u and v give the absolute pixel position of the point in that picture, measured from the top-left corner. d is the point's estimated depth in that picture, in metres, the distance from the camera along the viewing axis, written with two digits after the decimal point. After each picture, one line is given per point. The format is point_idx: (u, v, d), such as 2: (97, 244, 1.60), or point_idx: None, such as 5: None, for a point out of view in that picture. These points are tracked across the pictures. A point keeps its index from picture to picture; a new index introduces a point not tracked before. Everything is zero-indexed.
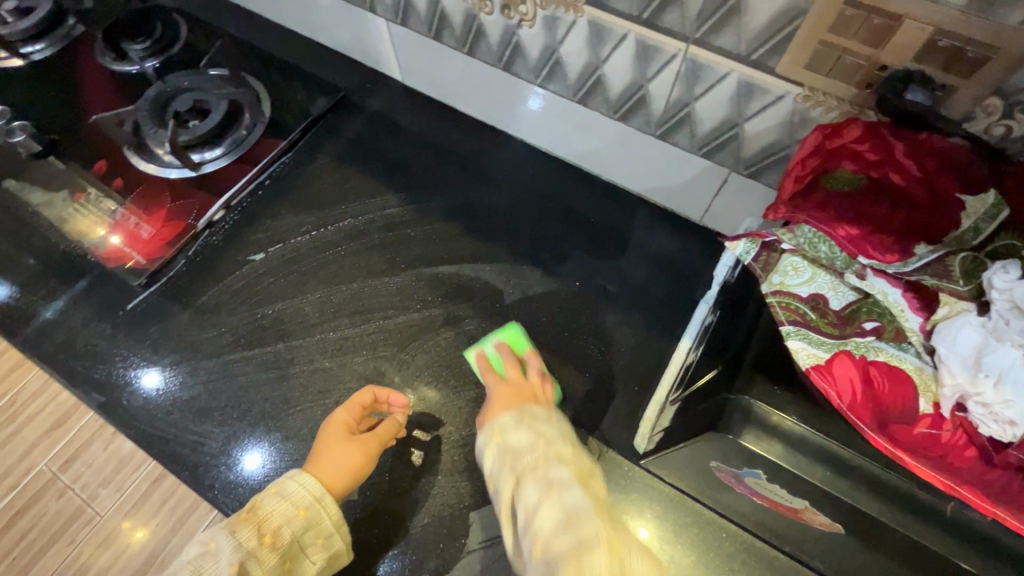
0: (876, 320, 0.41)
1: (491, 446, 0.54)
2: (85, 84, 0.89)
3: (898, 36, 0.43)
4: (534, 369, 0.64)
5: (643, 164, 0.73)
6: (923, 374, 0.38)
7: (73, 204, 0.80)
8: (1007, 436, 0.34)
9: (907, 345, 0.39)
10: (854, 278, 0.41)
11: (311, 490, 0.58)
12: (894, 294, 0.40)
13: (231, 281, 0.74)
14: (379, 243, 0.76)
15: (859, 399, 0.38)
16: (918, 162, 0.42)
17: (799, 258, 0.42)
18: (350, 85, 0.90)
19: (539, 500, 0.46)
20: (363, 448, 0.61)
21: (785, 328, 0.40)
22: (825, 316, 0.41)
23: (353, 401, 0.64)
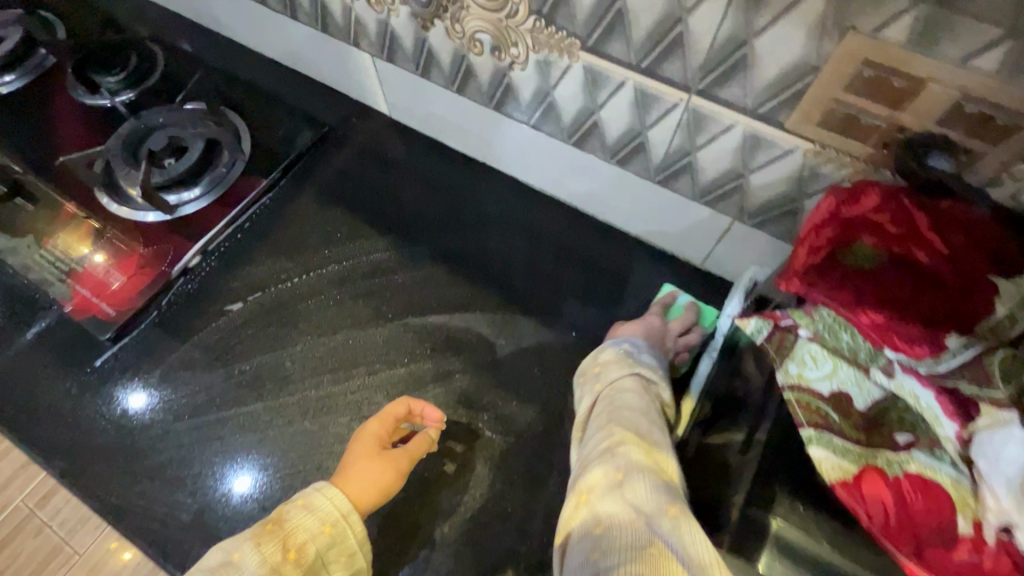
0: (909, 432, 0.37)
1: (619, 347, 0.61)
2: (55, 120, 0.85)
3: (920, 98, 0.40)
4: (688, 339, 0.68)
5: (641, 207, 0.70)
6: (961, 487, 0.33)
7: (38, 250, 0.75)
8: None
9: (941, 453, 0.35)
10: (880, 375, 0.37)
11: (339, 505, 0.56)
12: (926, 397, 0.35)
13: (208, 333, 0.70)
14: (365, 290, 0.73)
15: (897, 522, 0.34)
16: (946, 238, 0.39)
17: (818, 346, 0.39)
18: (334, 119, 0.86)
19: (633, 404, 0.54)
20: (392, 466, 0.59)
21: (806, 432, 0.38)
22: (850, 418, 0.38)
23: (387, 412, 0.62)
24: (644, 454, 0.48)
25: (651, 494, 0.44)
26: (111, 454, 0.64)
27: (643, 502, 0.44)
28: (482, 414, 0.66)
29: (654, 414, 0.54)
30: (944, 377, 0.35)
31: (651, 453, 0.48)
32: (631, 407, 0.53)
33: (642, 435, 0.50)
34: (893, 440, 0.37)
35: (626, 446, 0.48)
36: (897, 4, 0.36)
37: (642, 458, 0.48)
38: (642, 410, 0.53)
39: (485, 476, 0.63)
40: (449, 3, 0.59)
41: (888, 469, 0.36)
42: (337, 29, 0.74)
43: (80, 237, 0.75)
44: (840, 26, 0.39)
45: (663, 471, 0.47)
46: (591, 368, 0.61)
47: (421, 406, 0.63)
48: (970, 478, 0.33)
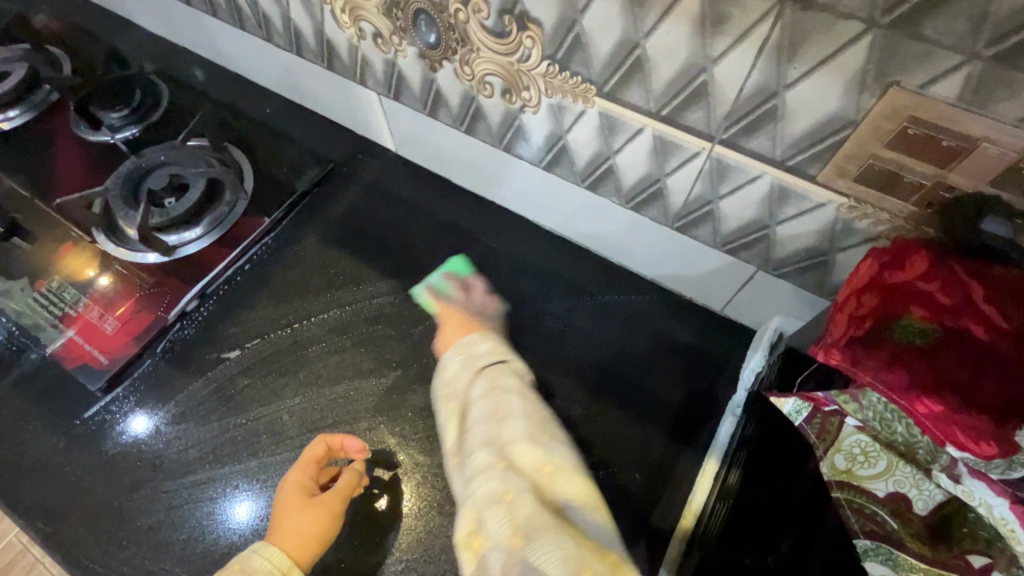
0: (986, 556, 0.36)
1: (456, 362, 0.58)
2: (57, 157, 0.83)
3: (974, 158, 0.37)
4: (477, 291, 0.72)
5: (658, 251, 0.66)
6: None
7: (32, 293, 0.73)
8: None
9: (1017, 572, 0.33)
10: (945, 478, 0.35)
11: (277, 564, 0.53)
12: (999, 507, 0.32)
13: (205, 383, 0.67)
14: (367, 336, 0.69)
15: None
16: (1008, 310, 0.34)
17: (869, 439, 0.40)
18: (340, 157, 0.84)
19: (480, 393, 0.53)
20: (325, 510, 0.56)
21: (861, 541, 0.42)
22: (909, 526, 0.40)
23: (304, 457, 0.59)
24: (496, 481, 0.44)
25: (497, 524, 0.41)
26: (94, 516, 0.60)
27: (493, 543, 0.41)
28: None
29: (505, 418, 0.50)
30: (1017, 485, 0.33)
31: (502, 473, 0.45)
32: (482, 423, 0.50)
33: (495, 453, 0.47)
34: (967, 559, 0.37)
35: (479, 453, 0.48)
36: (951, 59, 0.33)
37: (493, 479, 0.45)
38: (492, 412, 0.50)
39: None
40: (457, 44, 0.57)
41: None
42: (344, 68, 0.73)
43: (85, 262, 0.74)
44: (882, 81, 0.36)
45: (518, 495, 0.43)
46: (450, 395, 0.55)
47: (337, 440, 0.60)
48: None
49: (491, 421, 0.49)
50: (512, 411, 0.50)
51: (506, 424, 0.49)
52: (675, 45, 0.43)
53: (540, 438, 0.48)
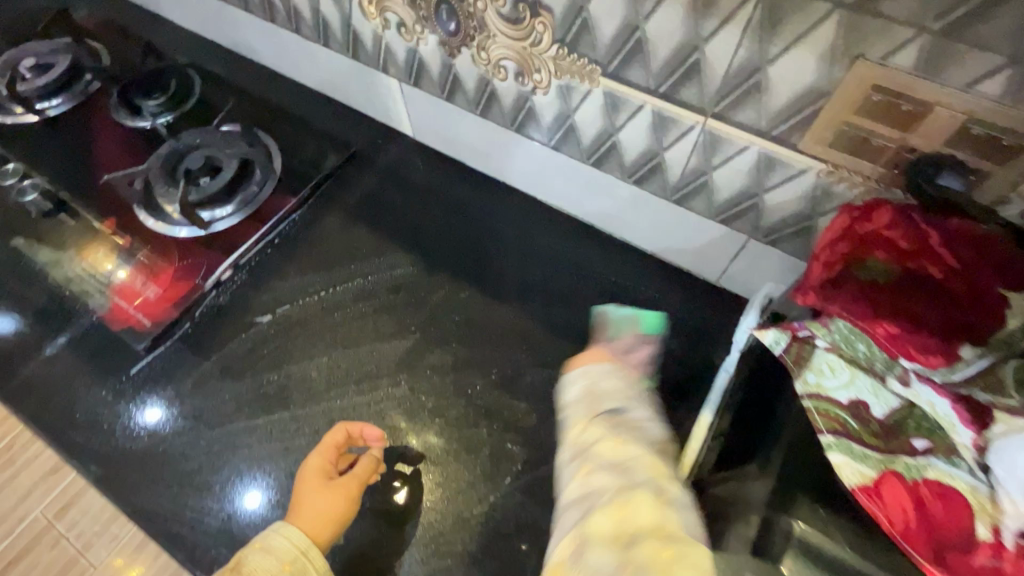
0: (926, 439, 0.35)
1: (581, 390, 0.56)
2: (98, 142, 0.89)
3: (929, 122, 0.42)
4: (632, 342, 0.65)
5: (658, 225, 0.72)
6: (978, 493, 0.33)
7: (79, 263, 0.78)
8: None
9: (958, 460, 0.34)
10: (897, 383, 0.37)
11: (297, 543, 0.57)
12: (942, 404, 0.35)
13: (239, 344, 0.73)
14: (389, 303, 0.75)
15: (917, 523, 0.33)
16: (957, 252, 0.40)
17: (835, 356, 0.39)
18: (361, 142, 0.90)
19: (597, 439, 0.50)
20: (343, 492, 0.61)
21: (823, 438, 0.37)
22: (868, 427, 0.37)
23: (326, 442, 0.63)
24: (610, 457, 0.48)
25: (606, 492, 0.45)
26: (142, 459, 0.66)
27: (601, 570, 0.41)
28: (501, 425, 0.67)
29: (628, 472, 0.46)
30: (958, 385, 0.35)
31: (616, 513, 0.43)
32: (599, 474, 0.47)
33: (612, 505, 0.44)
34: (912, 444, 0.35)
35: (592, 489, 0.47)
36: (905, 32, 0.39)
37: (609, 458, 0.48)
38: (611, 467, 0.47)
39: (506, 488, 0.64)
40: (475, 31, 0.63)
41: (906, 473, 0.34)
42: (368, 57, 0.79)
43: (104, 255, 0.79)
44: (849, 53, 0.41)
45: (635, 471, 0.46)
46: (568, 437, 0.53)
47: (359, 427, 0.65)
48: (988, 484, 0.32)
49: (609, 417, 0.52)
50: (630, 459, 0.47)
51: (627, 476, 0.46)
52: (671, 27, 0.48)
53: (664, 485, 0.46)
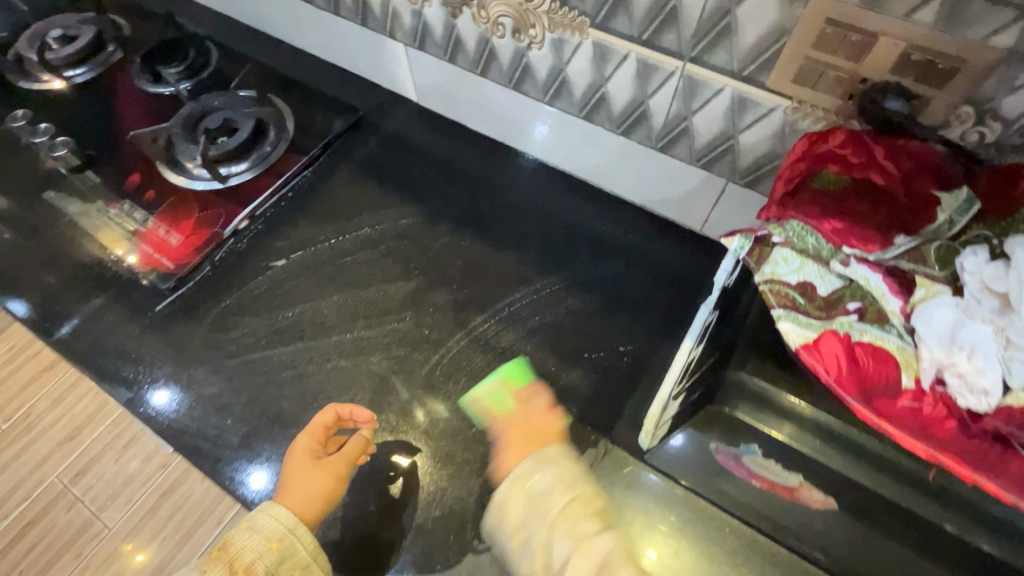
0: (859, 302, 0.41)
1: (518, 493, 0.56)
2: (122, 106, 0.95)
3: (876, 51, 0.47)
4: (540, 404, 0.65)
5: (645, 175, 0.77)
6: (905, 352, 0.38)
7: (106, 213, 0.84)
8: (982, 407, 0.34)
9: (889, 327, 0.39)
10: (839, 266, 0.41)
11: (282, 521, 0.59)
12: (876, 278, 0.40)
13: (256, 285, 0.78)
14: (395, 250, 0.81)
15: (847, 373, 0.37)
16: (899, 162, 0.46)
17: (789, 250, 0.43)
18: (368, 107, 0.96)
19: (571, 552, 0.52)
20: (330, 472, 0.62)
21: (774, 311, 0.40)
22: (814, 301, 0.41)
23: (315, 423, 0.65)
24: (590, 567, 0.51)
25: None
26: (169, 385, 0.71)
27: None
28: (498, 355, 0.72)
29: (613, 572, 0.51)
30: (888, 262, 0.41)
31: None
32: None
33: None
34: (846, 307, 0.40)
35: None
36: None
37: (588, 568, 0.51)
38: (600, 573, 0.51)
39: None
40: None
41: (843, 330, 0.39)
42: (376, 23, 0.85)
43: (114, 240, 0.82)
44: None
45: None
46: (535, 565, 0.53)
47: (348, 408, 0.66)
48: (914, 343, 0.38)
49: (566, 507, 0.54)
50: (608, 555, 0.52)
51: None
52: None
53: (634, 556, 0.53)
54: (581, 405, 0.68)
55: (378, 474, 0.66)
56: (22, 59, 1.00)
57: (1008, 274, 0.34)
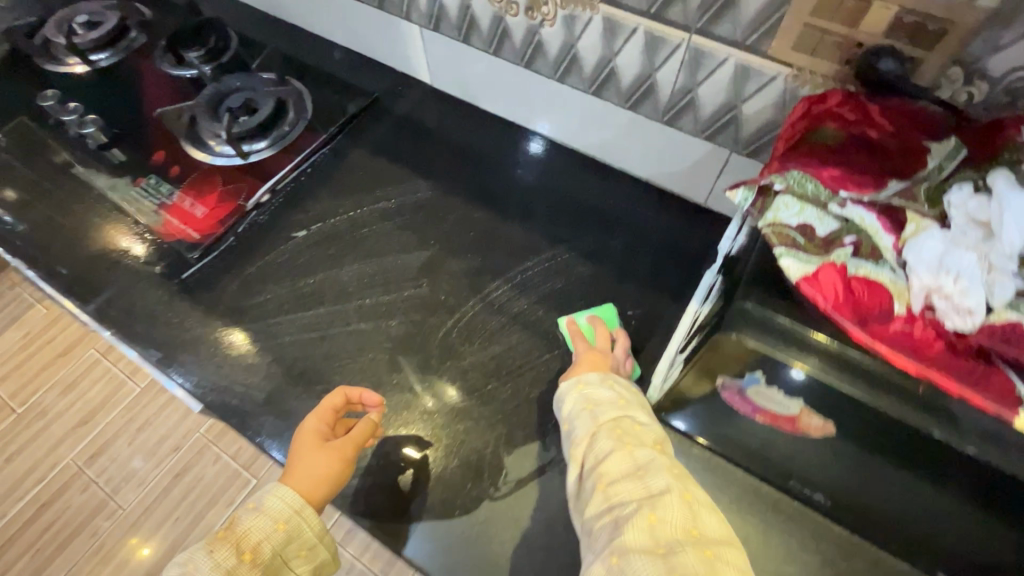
0: (854, 237, 0.43)
1: (578, 394, 0.63)
2: (147, 88, 0.99)
3: (870, 16, 0.51)
4: (620, 347, 0.70)
5: (652, 149, 0.81)
6: (897, 283, 0.41)
7: (133, 187, 0.88)
8: (967, 326, 0.37)
9: (883, 262, 0.42)
10: (836, 207, 0.44)
11: (290, 503, 0.60)
12: (871, 218, 0.43)
13: (278, 254, 0.82)
14: (411, 222, 0.84)
15: (844, 299, 0.41)
16: (892, 119, 0.49)
17: (791, 197, 0.46)
18: (383, 89, 0.99)
19: (611, 450, 0.56)
20: (338, 454, 0.63)
21: (776, 250, 0.43)
22: (812, 240, 0.43)
23: (324, 405, 0.66)
24: (626, 466, 0.54)
25: (631, 502, 0.52)
26: (197, 346, 0.75)
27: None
28: (511, 319, 0.75)
29: (648, 477, 0.53)
30: (883, 202, 0.43)
31: (646, 528, 0.50)
32: (629, 488, 0.53)
33: (642, 509, 0.51)
34: (842, 242, 0.43)
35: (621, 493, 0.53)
36: None
37: (626, 465, 0.55)
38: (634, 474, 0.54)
39: (517, 369, 0.72)
40: None
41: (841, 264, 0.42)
42: (392, 6, 0.88)
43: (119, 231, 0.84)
44: None
45: (651, 479, 0.53)
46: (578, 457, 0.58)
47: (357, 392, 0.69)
48: (905, 274, 0.41)
49: (614, 421, 0.59)
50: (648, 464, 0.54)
51: (649, 484, 0.53)
52: None
53: (675, 472, 0.54)
54: None
55: (398, 428, 0.69)
56: (49, 43, 1.04)
57: (992, 205, 0.38)
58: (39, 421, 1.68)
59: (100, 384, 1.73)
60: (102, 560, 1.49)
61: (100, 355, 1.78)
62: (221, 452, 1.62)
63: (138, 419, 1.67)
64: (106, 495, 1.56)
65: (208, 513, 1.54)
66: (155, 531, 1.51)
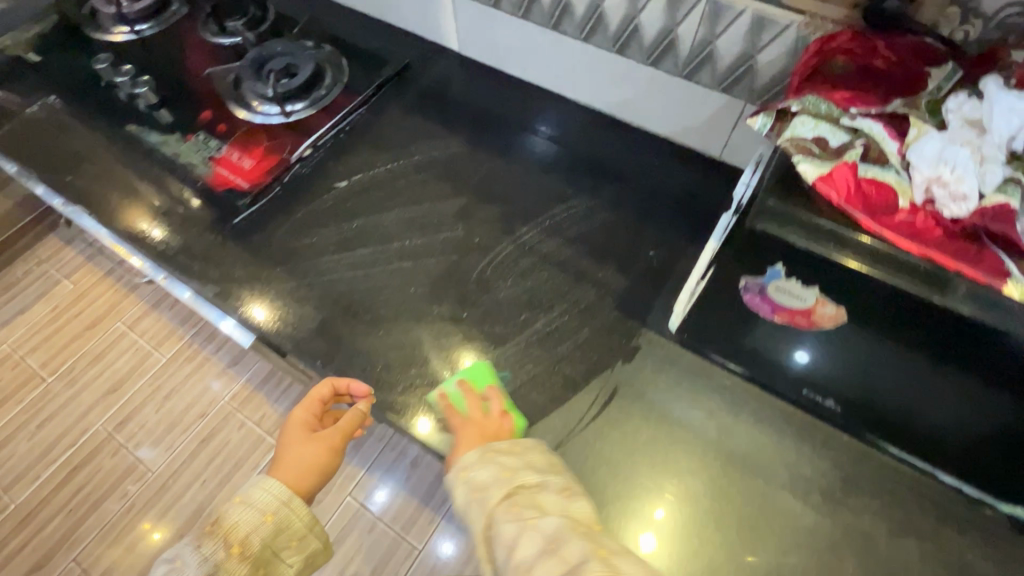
0: (864, 142, 0.50)
1: (461, 481, 0.63)
2: (191, 53, 1.05)
3: None
4: (494, 407, 0.68)
5: (670, 106, 0.87)
6: (901, 183, 0.48)
7: (185, 143, 0.94)
8: (961, 210, 0.44)
9: (888, 166, 0.49)
10: (846, 120, 0.50)
11: (277, 496, 0.70)
12: (877, 126, 0.49)
13: (322, 201, 0.87)
14: (444, 175, 0.90)
15: (854, 194, 0.50)
16: (896, 48, 0.55)
17: (807, 115, 0.52)
18: (414, 56, 1.06)
19: (516, 530, 0.56)
20: (323, 444, 0.75)
21: (795, 159, 0.51)
22: (826, 149, 0.51)
23: (311, 397, 0.77)
24: (533, 543, 0.54)
25: None
26: (247, 280, 0.81)
27: None
28: (541, 258, 0.81)
29: (562, 544, 0.53)
30: (889, 115, 0.49)
31: None
32: (549, 560, 0.53)
33: None
34: (854, 145, 0.50)
35: (544, 565, 0.52)
36: None
37: (535, 546, 0.54)
38: (547, 546, 0.54)
39: (549, 301, 0.77)
40: None
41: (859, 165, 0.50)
42: None
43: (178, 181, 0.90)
44: None
45: (567, 550, 0.53)
46: (489, 547, 0.58)
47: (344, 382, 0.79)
48: (907, 174, 0.48)
49: (508, 497, 0.60)
50: (554, 531, 0.55)
51: (563, 552, 0.53)
52: None
53: (580, 529, 0.55)
54: (617, 296, 0.77)
55: (439, 353, 0.74)
56: (98, 13, 1.10)
57: (983, 106, 0.43)
58: (67, 390, 1.73)
59: (127, 355, 1.79)
60: (130, 520, 1.54)
61: (127, 328, 1.84)
62: (245, 420, 1.68)
63: (164, 387, 1.73)
64: (134, 459, 1.61)
65: (233, 476, 1.60)
66: (181, 492, 1.57)
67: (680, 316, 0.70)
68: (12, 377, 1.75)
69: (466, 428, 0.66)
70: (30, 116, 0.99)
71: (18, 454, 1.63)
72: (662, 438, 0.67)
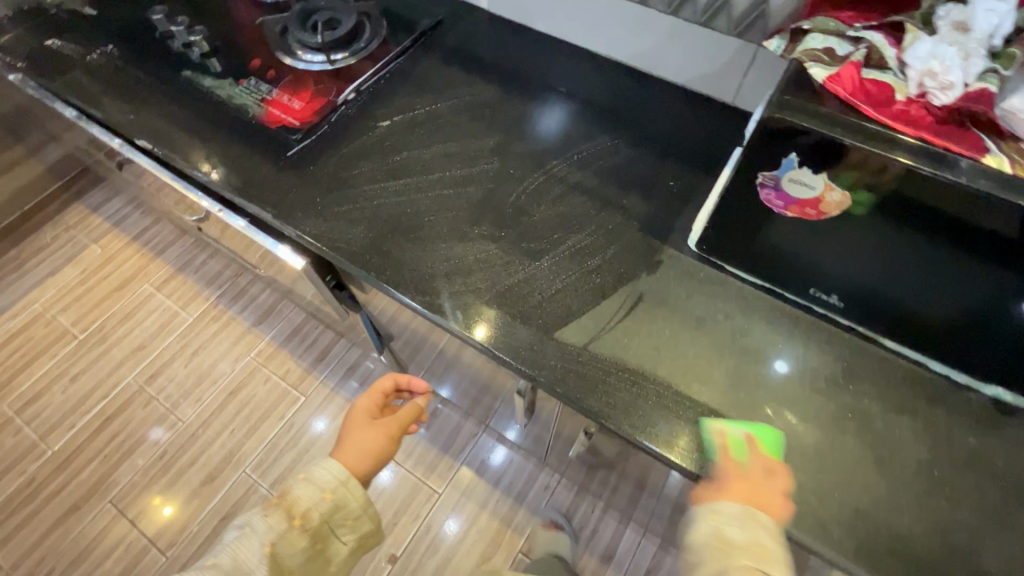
0: (868, 48, 0.64)
1: (705, 518, 0.61)
2: (239, 9, 1.13)
3: None
4: (777, 484, 0.63)
5: (687, 54, 0.95)
6: (898, 81, 0.62)
7: (237, 87, 1.01)
8: (948, 96, 0.58)
9: (887, 69, 0.62)
10: (853, 32, 0.66)
11: (336, 475, 0.75)
12: (878, 36, 0.64)
13: (368, 138, 0.95)
14: (479, 116, 0.98)
15: (859, 89, 0.61)
16: None
17: (819, 32, 0.68)
18: (446, 13, 1.13)
19: None
20: (381, 432, 0.84)
21: (807, 65, 0.65)
22: (833, 58, 0.64)
23: (375, 390, 0.90)
24: None
25: None
26: (300, 204, 0.88)
27: None
28: (570, 187, 0.89)
29: None
30: (888, 26, 0.66)
31: None
32: None
33: None
34: (858, 50, 0.64)
35: None
36: None
37: None
38: None
39: (579, 223, 0.85)
40: None
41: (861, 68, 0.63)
42: None
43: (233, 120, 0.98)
44: None
45: None
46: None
47: (405, 379, 0.92)
48: (904, 76, 0.61)
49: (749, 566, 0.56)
50: None
51: None
52: None
53: None
54: (642, 219, 0.85)
55: (481, 265, 0.81)
56: None
57: (967, 11, 0.58)
58: (98, 346, 1.80)
59: (155, 314, 1.86)
60: (164, 466, 1.61)
61: (154, 290, 1.91)
62: (271, 373, 1.75)
63: (192, 344, 1.80)
64: (165, 410, 1.69)
65: (259, 427, 1.67)
66: (212, 441, 1.65)
67: (699, 233, 0.79)
68: (45, 334, 1.83)
69: (738, 480, 0.63)
70: (91, 63, 1.07)
71: (54, 405, 1.70)
72: (684, 336, 0.75)
